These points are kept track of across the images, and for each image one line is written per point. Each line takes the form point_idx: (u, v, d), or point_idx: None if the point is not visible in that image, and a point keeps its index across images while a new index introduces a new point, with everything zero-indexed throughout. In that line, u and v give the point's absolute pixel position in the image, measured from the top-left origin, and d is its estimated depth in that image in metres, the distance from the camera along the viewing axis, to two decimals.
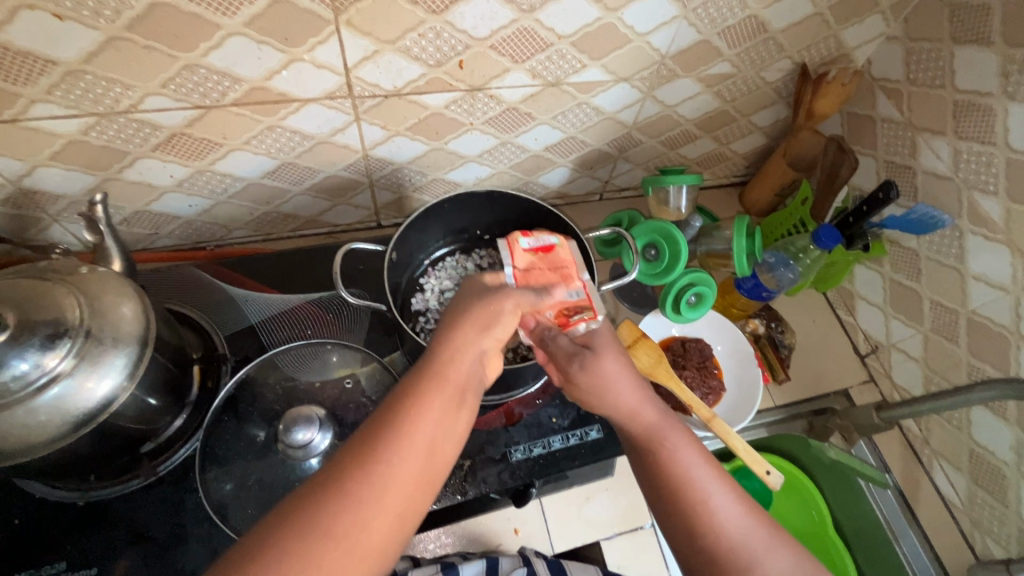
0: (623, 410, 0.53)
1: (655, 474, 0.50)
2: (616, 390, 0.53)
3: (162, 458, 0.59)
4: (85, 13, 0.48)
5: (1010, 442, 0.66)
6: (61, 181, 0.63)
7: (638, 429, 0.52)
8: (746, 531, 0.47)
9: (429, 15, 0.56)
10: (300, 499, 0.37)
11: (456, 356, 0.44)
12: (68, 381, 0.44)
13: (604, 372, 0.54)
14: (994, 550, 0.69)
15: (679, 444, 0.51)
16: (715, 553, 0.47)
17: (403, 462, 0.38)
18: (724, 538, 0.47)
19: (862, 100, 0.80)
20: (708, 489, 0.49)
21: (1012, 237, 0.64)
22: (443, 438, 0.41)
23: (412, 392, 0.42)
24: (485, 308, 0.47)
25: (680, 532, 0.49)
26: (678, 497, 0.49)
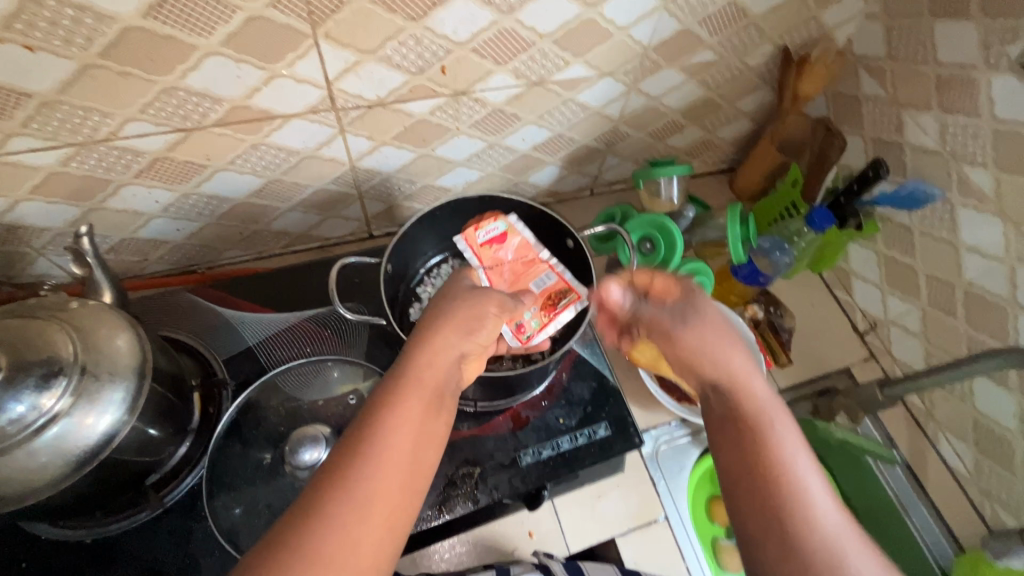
0: (736, 375, 0.51)
1: (739, 446, 0.47)
2: (740, 362, 0.52)
3: (169, 488, 0.58)
4: (57, 43, 0.47)
5: (1013, 409, 0.66)
6: (44, 214, 0.62)
7: (732, 398, 0.50)
8: (838, 529, 0.41)
9: (408, 23, 0.55)
10: (296, 505, 0.39)
11: (431, 359, 0.48)
12: (66, 421, 0.43)
13: (713, 326, 0.55)
14: (1005, 518, 0.70)
15: (771, 424, 0.47)
16: (805, 542, 0.41)
17: (394, 458, 0.41)
18: (811, 528, 0.41)
19: (845, 79, 0.80)
20: (801, 473, 0.44)
21: (1003, 207, 0.64)
22: (424, 439, 0.44)
23: (394, 397, 0.45)
24: (468, 314, 0.52)
25: (759, 515, 0.43)
26: (765, 474, 0.44)
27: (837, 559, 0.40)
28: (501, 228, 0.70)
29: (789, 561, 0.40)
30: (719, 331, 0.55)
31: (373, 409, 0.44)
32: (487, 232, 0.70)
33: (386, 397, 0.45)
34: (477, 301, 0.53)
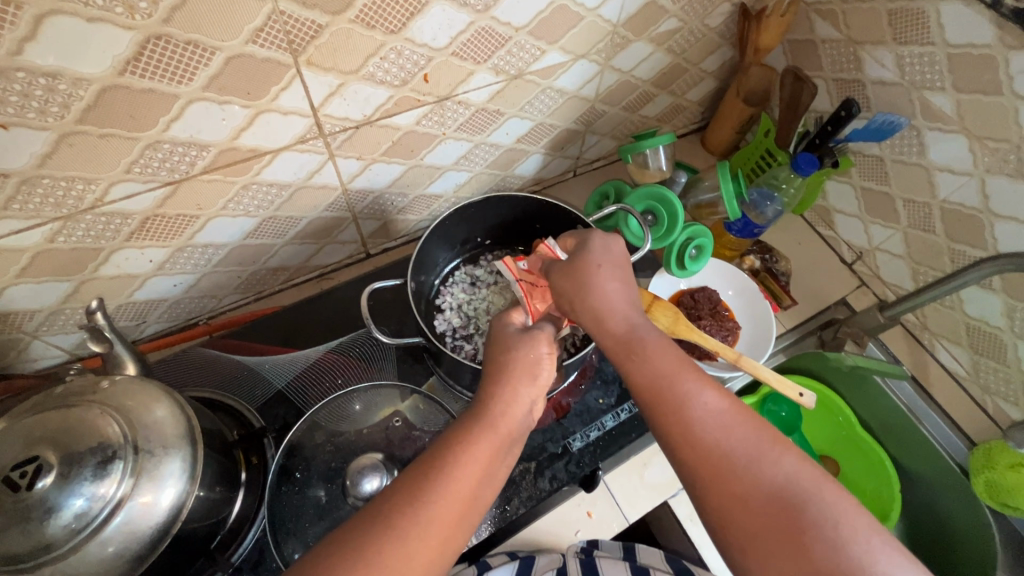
0: (600, 317, 0.52)
1: (636, 384, 0.50)
2: (604, 300, 0.53)
3: (232, 548, 0.56)
4: (31, 115, 0.44)
5: (1000, 309, 0.72)
6: (33, 295, 0.58)
7: (610, 339, 0.52)
8: (734, 438, 0.46)
9: (388, 36, 0.54)
10: (339, 544, 0.40)
11: (505, 409, 0.47)
12: (130, 505, 0.42)
13: (572, 272, 0.55)
14: (1005, 407, 0.77)
15: (654, 353, 0.50)
16: (707, 463, 0.45)
17: (448, 498, 0.42)
18: (708, 448, 0.45)
19: (799, 25, 0.82)
20: (688, 395, 0.48)
21: (966, 125, 0.68)
22: (485, 486, 0.44)
23: (456, 446, 0.44)
24: (526, 361, 0.49)
25: (668, 447, 0.47)
26: (660, 409, 0.48)
27: (736, 466, 0.44)
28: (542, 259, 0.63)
29: (699, 484, 0.45)
30: (577, 278, 0.55)
31: (438, 449, 0.44)
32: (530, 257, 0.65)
33: (453, 438, 0.45)
34: (535, 336, 0.51)
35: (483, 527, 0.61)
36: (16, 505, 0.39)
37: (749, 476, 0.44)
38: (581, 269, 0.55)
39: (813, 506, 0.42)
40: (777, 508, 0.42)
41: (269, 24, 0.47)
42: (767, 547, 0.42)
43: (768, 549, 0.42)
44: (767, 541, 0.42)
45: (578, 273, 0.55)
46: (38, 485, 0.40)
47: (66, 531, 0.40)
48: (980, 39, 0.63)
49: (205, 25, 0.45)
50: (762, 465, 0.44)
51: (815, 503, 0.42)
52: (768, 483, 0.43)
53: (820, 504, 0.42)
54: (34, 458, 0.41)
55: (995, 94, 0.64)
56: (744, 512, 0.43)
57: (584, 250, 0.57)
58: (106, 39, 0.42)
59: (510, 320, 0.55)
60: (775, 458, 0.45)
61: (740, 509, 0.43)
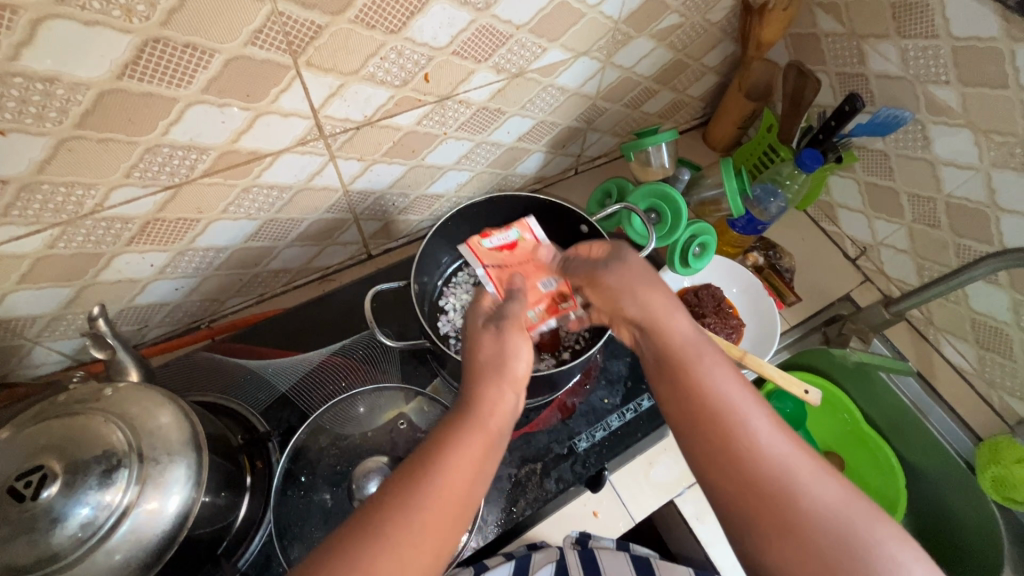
0: (658, 320, 0.54)
1: (684, 393, 0.49)
2: (660, 304, 0.55)
3: (239, 553, 0.56)
4: (29, 120, 0.43)
5: (1006, 303, 0.71)
6: (34, 301, 0.58)
7: (663, 346, 0.53)
8: (785, 455, 0.45)
9: (389, 36, 0.53)
10: (346, 538, 0.39)
11: (490, 409, 0.48)
12: (136, 513, 0.41)
13: (627, 270, 0.58)
14: (1011, 402, 0.77)
15: (707, 363, 0.50)
16: (755, 476, 0.44)
17: (439, 502, 0.42)
18: (758, 461, 0.44)
19: (802, 18, 0.81)
20: (742, 404, 0.47)
21: (971, 118, 0.68)
22: (477, 485, 0.45)
23: (460, 430, 0.46)
24: (506, 357, 0.51)
25: (710, 456, 0.46)
26: (712, 414, 0.47)
27: (788, 486, 0.43)
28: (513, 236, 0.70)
29: (745, 498, 0.44)
30: (629, 278, 0.57)
31: (428, 448, 0.45)
32: (498, 240, 0.70)
33: (443, 435, 0.46)
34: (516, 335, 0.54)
35: (490, 528, 0.61)
36: (22, 515, 0.39)
37: (797, 495, 0.43)
38: (634, 271, 0.58)
39: (860, 527, 0.41)
40: (832, 529, 0.41)
41: (268, 25, 0.47)
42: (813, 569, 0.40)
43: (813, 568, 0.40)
44: (812, 561, 0.41)
45: (633, 272, 0.58)
46: (43, 495, 0.39)
47: (72, 541, 0.39)
48: (985, 32, 0.62)
49: (204, 28, 0.44)
50: (812, 483, 0.43)
51: (866, 530, 0.41)
52: (819, 503, 0.42)
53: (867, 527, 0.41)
54: (38, 467, 0.40)
55: (1001, 87, 0.63)
56: (790, 529, 0.42)
57: (630, 254, 0.60)
58: (103, 43, 0.41)
59: (479, 313, 0.57)
60: (823, 478, 0.44)
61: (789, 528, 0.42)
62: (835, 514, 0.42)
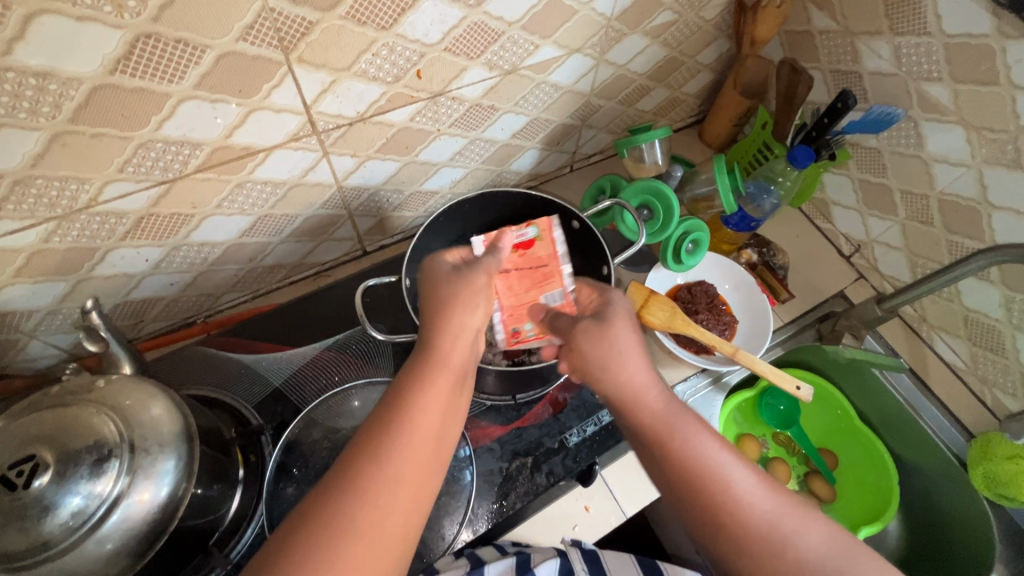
0: (630, 393, 0.53)
1: (668, 459, 0.49)
2: (633, 372, 0.53)
3: (231, 544, 0.56)
4: (22, 115, 0.44)
5: (998, 300, 0.71)
6: (30, 295, 0.58)
7: (642, 413, 0.52)
8: (774, 514, 0.46)
9: (380, 32, 0.54)
10: (311, 510, 0.39)
11: (454, 342, 0.52)
12: (126, 503, 0.42)
13: (606, 335, 0.56)
14: (1003, 398, 0.77)
15: (689, 427, 0.50)
16: (746, 542, 0.45)
17: (420, 427, 0.44)
18: (748, 529, 0.46)
19: (796, 16, 0.82)
20: (726, 469, 0.48)
21: (963, 115, 0.68)
22: (448, 417, 0.47)
23: (428, 365, 0.49)
24: (466, 293, 0.56)
25: (703, 529, 0.47)
26: (699, 490, 0.47)
27: (780, 542, 0.45)
28: (532, 234, 0.73)
29: (740, 559, 0.45)
30: (609, 342, 0.56)
31: (399, 390, 0.46)
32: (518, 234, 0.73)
33: (416, 371, 0.48)
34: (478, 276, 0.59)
35: (480, 521, 0.62)
36: (13, 504, 0.39)
37: (790, 549, 0.45)
38: (607, 333, 0.56)
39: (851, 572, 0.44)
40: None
41: (259, 21, 0.47)
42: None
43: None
44: None
45: (603, 341, 0.56)
46: (34, 484, 0.40)
47: (62, 530, 0.40)
48: (976, 29, 0.62)
49: (195, 23, 0.45)
50: (802, 536, 0.45)
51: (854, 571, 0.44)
52: (809, 556, 0.44)
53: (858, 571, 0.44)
54: (30, 457, 0.41)
55: (992, 84, 0.63)
56: None
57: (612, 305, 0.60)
58: (95, 38, 0.42)
59: (444, 260, 0.60)
60: (811, 528, 0.46)
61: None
62: (825, 562, 0.44)
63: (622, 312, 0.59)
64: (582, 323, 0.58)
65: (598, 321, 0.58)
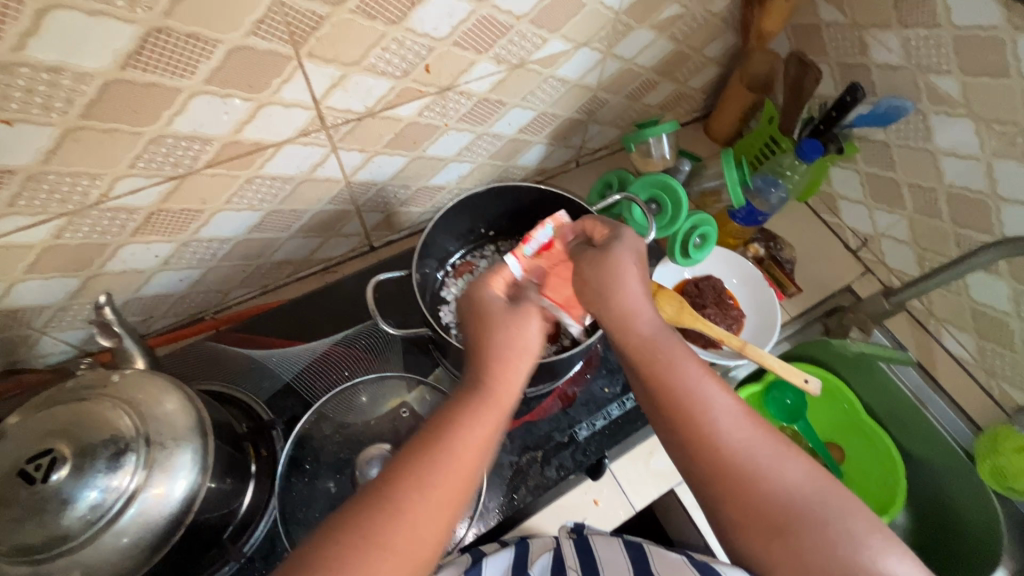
0: (626, 317, 0.53)
1: (654, 386, 0.51)
2: (628, 300, 0.54)
3: (244, 538, 0.57)
4: (35, 110, 0.44)
5: (1007, 293, 0.71)
6: (42, 291, 0.59)
7: (633, 340, 0.53)
8: (750, 440, 0.48)
9: (389, 27, 0.54)
10: (334, 528, 0.42)
11: (502, 387, 0.50)
12: (143, 496, 0.42)
13: (604, 262, 0.55)
14: (1011, 391, 0.77)
15: (678, 356, 0.52)
16: (726, 467, 0.48)
17: (453, 477, 0.45)
18: (730, 455, 0.48)
19: (804, 9, 0.81)
20: (711, 399, 0.50)
21: (973, 107, 0.67)
22: (484, 462, 0.48)
23: (472, 409, 0.48)
24: (518, 338, 0.52)
25: (686, 456, 0.49)
26: (686, 415, 0.49)
27: (758, 475, 0.47)
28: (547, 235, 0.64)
29: (716, 489, 0.48)
30: (607, 267, 0.55)
31: (428, 435, 0.47)
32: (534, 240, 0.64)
33: (460, 416, 0.47)
34: (527, 310, 0.54)
35: (491, 515, 0.62)
36: (33, 497, 0.40)
37: (765, 481, 0.47)
38: (606, 260, 0.55)
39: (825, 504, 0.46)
40: (797, 508, 0.46)
41: (270, 16, 0.47)
42: (782, 548, 0.45)
43: (780, 545, 0.45)
44: (777, 536, 0.45)
45: (605, 267, 0.55)
46: (53, 477, 0.40)
47: (81, 523, 0.40)
48: (987, 20, 0.62)
49: (207, 17, 0.45)
50: (778, 470, 0.47)
51: (828, 509, 0.46)
52: (785, 486, 0.46)
53: (833, 507, 0.46)
54: (48, 451, 0.41)
55: (1002, 76, 0.63)
56: (764, 516, 0.46)
57: (618, 239, 0.57)
58: (108, 33, 0.42)
59: (493, 295, 0.56)
60: (789, 460, 0.48)
61: (762, 513, 0.46)
62: (801, 497, 0.46)
63: (632, 247, 0.56)
64: (585, 253, 0.57)
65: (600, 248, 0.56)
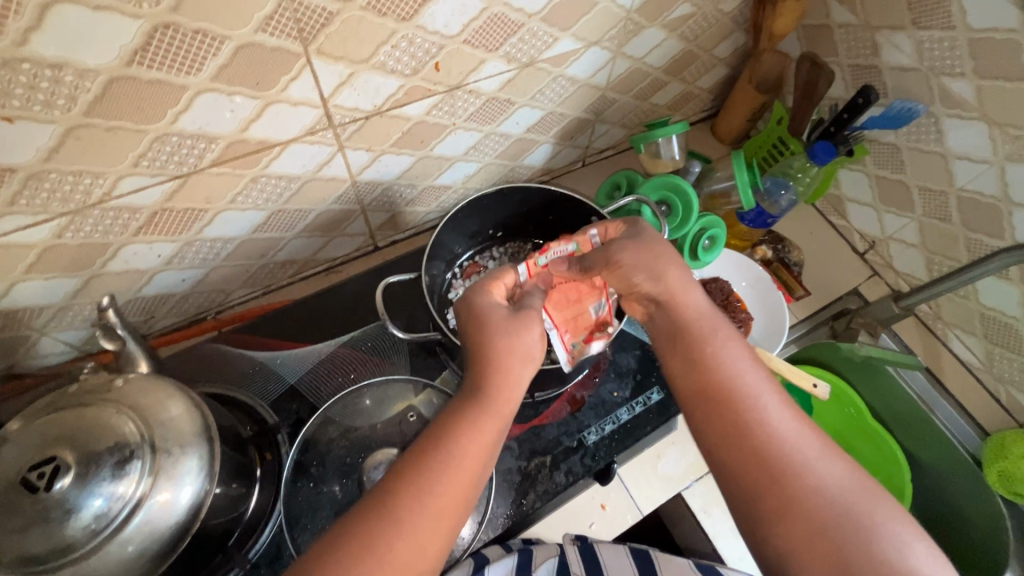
0: (676, 297, 0.55)
1: (697, 369, 0.51)
2: (680, 289, 0.55)
3: (249, 544, 0.56)
4: (37, 108, 0.43)
5: (1017, 298, 0.71)
6: (42, 291, 0.57)
7: (677, 324, 0.54)
8: (793, 431, 0.47)
9: (400, 24, 0.52)
10: (370, 509, 0.43)
11: (507, 391, 0.49)
12: (148, 505, 0.41)
13: (646, 247, 0.57)
14: (1019, 396, 0.77)
15: (721, 341, 0.53)
16: (768, 454, 0.46)
17: (449, 484, 0.44)
18: (770, 442, 0.47)
19: (815, 10, 0.80)
20: (754, 386, 0.50)
21: (986, 111, 0.67)
22: (486, 469, 0.47)
23: (474, 413, 0.47)
24: (520, 346, 0.52)
25: (722, 442, 0.48)
26: (728, 400, 0.49)
27: (800, 466, 0.45)
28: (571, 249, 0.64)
29: (755, 480, 0.46)
30: (649, 252, 0.57)
31: (453, 421, 0.47)
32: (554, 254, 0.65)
33: (461, 422, 0.47)
34: (528, 317, 0.54)
35: (499, 521, 0.61)
36: (36, 507, 0.39)
37: (807, 473, 0.45)
38: (650, 245, 0.58)
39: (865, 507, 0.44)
40: (838, 504, 0.44)
41: (279, 12, 0.46)
42: (813, 547, 0.42)
43: (813, 544, 0.42)
44: (815, 529, 0.43)
45: (656, 256, 0.57)
46: (56, 486, 0.39)
47: (86, 533, 0.39)
48: (1003, 23, 0.61)
49: (215, 13, 0.43)
50: (820, 463, 0.46)
51: (871, 512, 0.43)
52: (826, 482, 0.45)
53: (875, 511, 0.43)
54: (51, 459, 0.40)
55: (1018, 80, 0.62)
56: (802, 511, 0.44)
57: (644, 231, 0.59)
58: (113, 28, 0.41)
59: (495, 302, 0.55)
60: (831, 460, 0.46)
61: (795, 507, 0.44)
62: (844, 494, 0.44)
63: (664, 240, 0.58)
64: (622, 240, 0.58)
65: (636, 239, 0.59)
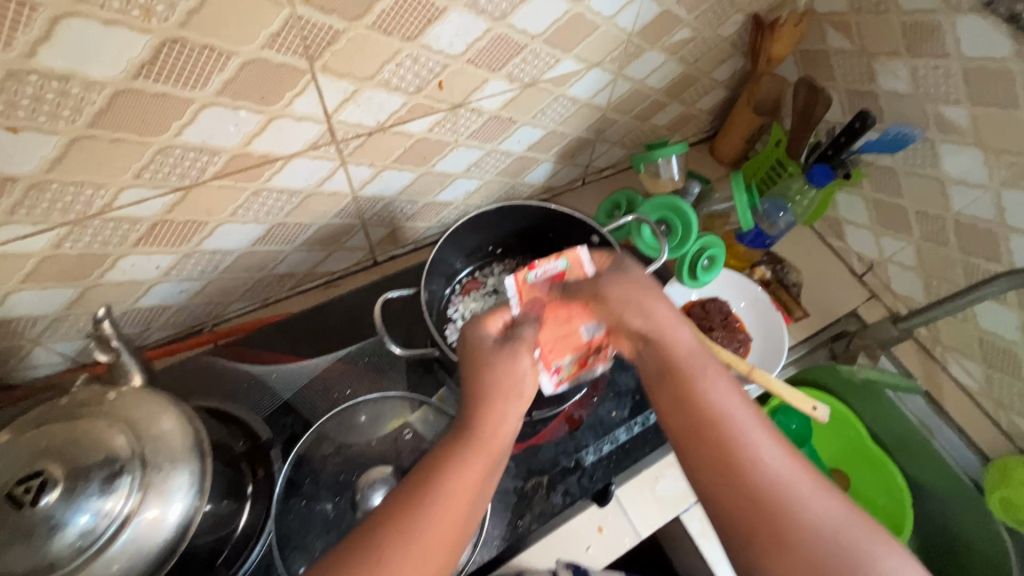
0: (656, 334, 0.54)
1: (683, 406, 0.50)
2: (660, 317, 0.54)
3: (238, 563, 0.54)
4: (42, 119, 0.43)
5: (1015, 322, 0.71)
6: (38, 301, 0.57)
7: (663, 359, 0.53)
8: (783, 468, 0.46)
9: (405, 43, 0.53)
10: (349, 556, 0.41)
11: (495, 428, 0.49)
12: (136, 522, 0.40)
13: (632, 278, 0.56)
14: (1019, 421, 0.77)
15: (708, 375, 0.51)
16: (758, 495, 0.45)
17: (443, 517, 0.43)
18: (760, 482, 0.45)
19: (811, 36, 0.82)
20: (743, 424, 0.48)
21: (981, 137, 0.68)
22: (476, 503, 0.46)
23: (460, 450, 0.46)
24: (507, 379, 0.51)
25: (711, 481, 0.47)
26: (716, 438, 0.47)
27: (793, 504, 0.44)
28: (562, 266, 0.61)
29: (744, 522, 0.45)
30: (637, 283, 0.56)
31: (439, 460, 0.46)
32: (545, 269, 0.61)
33: (447, 458, 0.46)
34: (517, 348, 0.53)
35: (494, 543, 0.60)
36: (20, 522, 0.38)
37: (798, 512, 0.44)
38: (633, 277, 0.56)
39: (856, 539, 0.43)
40: (831, 544, 0.42)
41: (286, 29, 0.47)
42: None
43: None
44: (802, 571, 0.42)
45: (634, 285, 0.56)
46: (43, 501, 0.38)
47: (71, 550, 0.38)
48: (996, 52, 0.62)
49: (223, 30, 0.44)
50: (812, 501, 0.44)
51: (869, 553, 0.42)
52: (817, 520, 0.43)
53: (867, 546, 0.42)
54: (39, 473, 0.39)
55: (1012, 107, 0.63)
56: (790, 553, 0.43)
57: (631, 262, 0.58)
58: (121, 41, 0.41)
59: (488, 333, 0.54)
60: (822, 494, 0.45)
61: (783, 550, 0.43)
62: (836, 532, 0.43)
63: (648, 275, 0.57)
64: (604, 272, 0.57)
65: (619, 270, 0.58)
